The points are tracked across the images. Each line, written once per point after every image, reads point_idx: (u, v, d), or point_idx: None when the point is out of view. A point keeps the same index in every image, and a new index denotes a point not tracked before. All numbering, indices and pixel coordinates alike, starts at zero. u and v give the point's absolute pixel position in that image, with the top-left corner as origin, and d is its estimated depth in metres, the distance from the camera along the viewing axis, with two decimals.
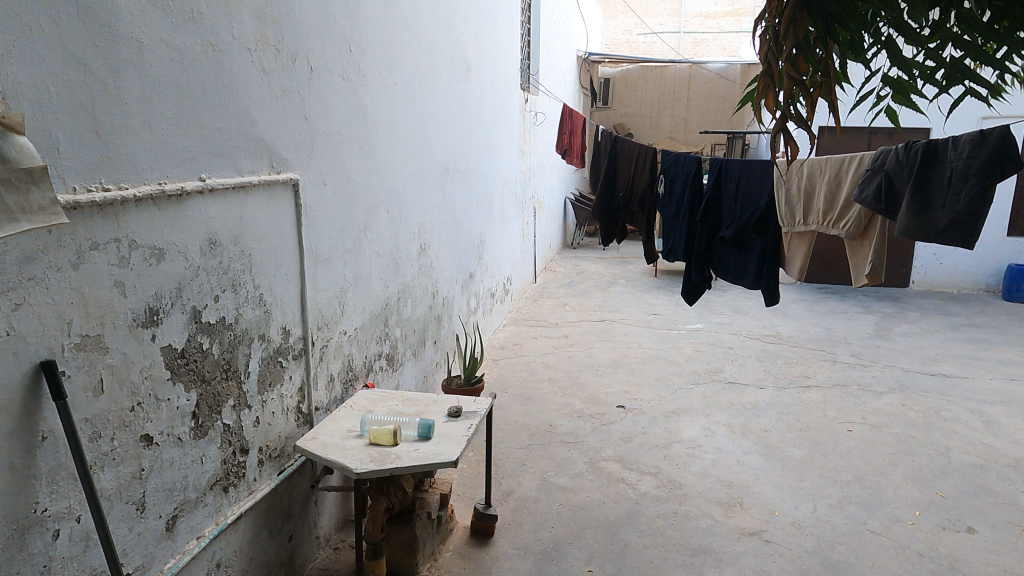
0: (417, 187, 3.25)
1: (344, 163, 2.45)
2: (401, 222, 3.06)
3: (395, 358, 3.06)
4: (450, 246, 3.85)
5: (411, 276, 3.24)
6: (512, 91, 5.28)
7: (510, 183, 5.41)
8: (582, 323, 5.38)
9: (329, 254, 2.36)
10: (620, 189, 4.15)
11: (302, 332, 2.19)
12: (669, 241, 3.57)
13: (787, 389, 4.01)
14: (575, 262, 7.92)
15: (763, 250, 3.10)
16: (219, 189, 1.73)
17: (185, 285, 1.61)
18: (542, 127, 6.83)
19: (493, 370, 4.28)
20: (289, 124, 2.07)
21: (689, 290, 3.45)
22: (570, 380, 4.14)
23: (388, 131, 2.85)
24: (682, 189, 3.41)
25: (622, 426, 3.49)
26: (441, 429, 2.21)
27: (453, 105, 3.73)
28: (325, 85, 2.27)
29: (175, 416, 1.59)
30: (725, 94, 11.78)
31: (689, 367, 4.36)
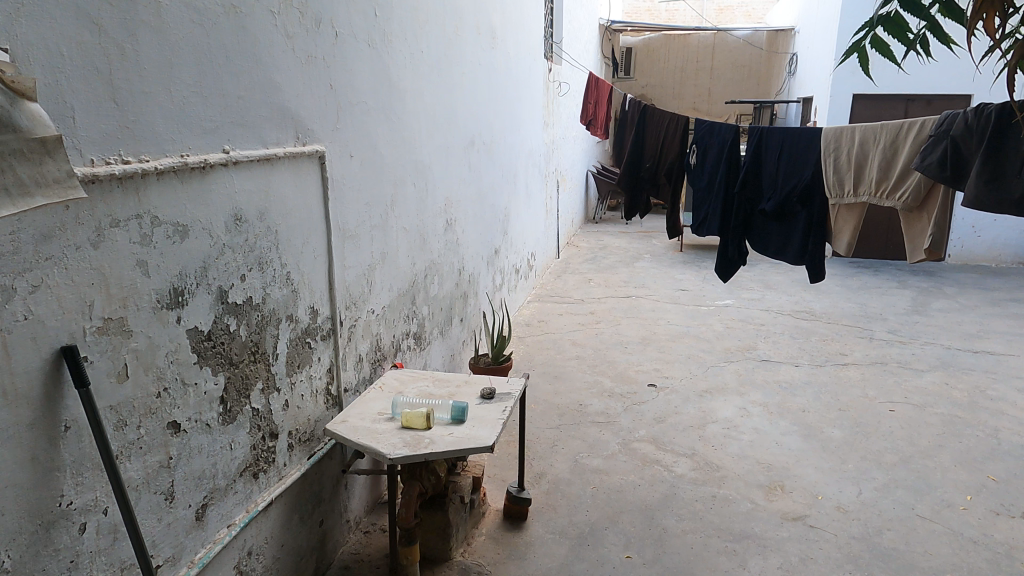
0: (443, 160, 3.13)
1: (370, 135, 2.34)
2: (428, 196, 2.96)
3: (422, 337, 2.98)
4: (476, 221, 3.75)
5: (438, 253, 3.14)
6: (536, 60, 5.13)
7: (534, 156, 5.28)
8: (608, 300, 5.27)
9: (356, 231, 2.27)
10: (647, 160, 4.00)
11: (331, 312, 2.11)
12: (700, 214, 3.42)
13: (823, 367, 3.88)
14: (599, 237, 7.79)
15: (808, 223, 2.96)
16: (244, 162, 1.64)
17: (210, 264, 1.53)
18: (565, 98, 6.66)
19: (520, 348, 4.20)
20: (314, 93, 1.96)
21: (725, 266, 3.31)
22: (599, 358, 4.04)
23: (414, 101, 2.73)
24: (716, 159, 3.25)
25: (654, 406, 3.40)
26: (475, 412, 2.12)
27: (478, 73, 3.60)
28: (350, 51, 2.16)
29: (203, 401, 1.52)
30: (750, 62, 11.47)
31: (721, 344, 4.24)
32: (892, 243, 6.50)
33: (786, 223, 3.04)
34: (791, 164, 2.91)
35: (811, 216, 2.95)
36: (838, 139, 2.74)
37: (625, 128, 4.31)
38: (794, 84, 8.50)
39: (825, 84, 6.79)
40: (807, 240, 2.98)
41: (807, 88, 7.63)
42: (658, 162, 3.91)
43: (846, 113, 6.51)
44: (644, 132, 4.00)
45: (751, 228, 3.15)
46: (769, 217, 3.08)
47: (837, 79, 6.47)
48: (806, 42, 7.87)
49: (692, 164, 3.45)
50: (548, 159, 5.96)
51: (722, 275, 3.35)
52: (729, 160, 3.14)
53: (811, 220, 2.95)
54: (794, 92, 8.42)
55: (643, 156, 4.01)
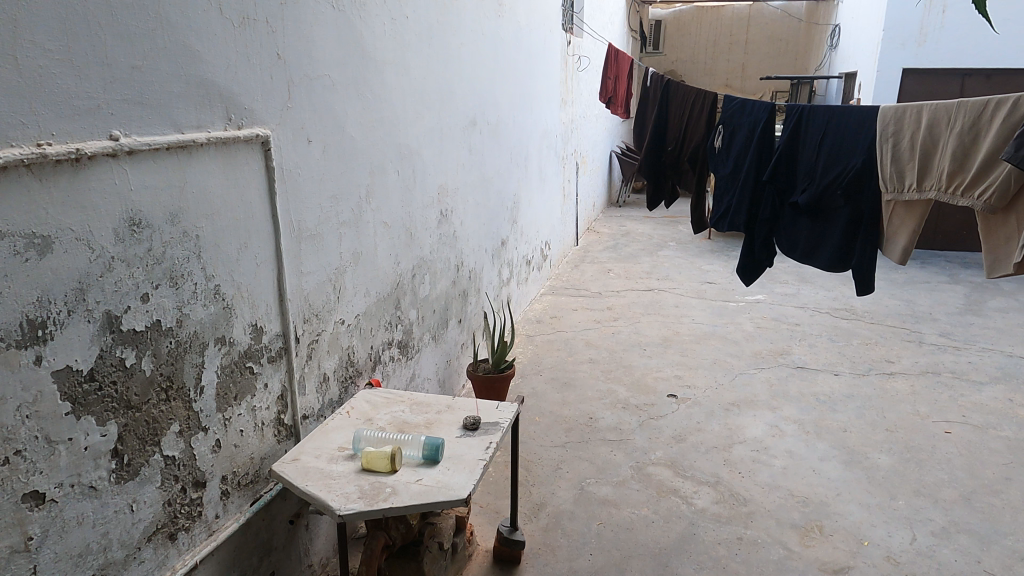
0: (435, 143, 2.76)
1: (336, 115, 1.97)
2: (416, 185, 2.59)
3: (409, 345, 2.64)
4: (478, 211, 3.37)
5: (430, 249, 2.79)
6: (553, 31, 4.69)
7: (549, 138, 4.88)
8: (628, 293, 4.87)
9: (316, 230, 1.92)
10: (670, 143, 3.58)
11: (281, 328, 1.77)
12: (720, 206, 3.02)
13: (866, 377, 3.46)
14: (622, 222, 7.36)
15: (851, 222, 2.52)
16: (145, 151, 1.29)
17: (90, 283, 1.19)
18: (586, 73, 6.21)
19: (528, 349, 3.84)
20: (254, 65, 1.60)
21: (750, 268, 2.93)
22: (614, 362, 3.66)
23: (397, 75, 2.35)
24: (744, 142, 2.85)
25: (674, 422, 3.02)
26: (452, 451, 1.77)
27: (480, 44, 3.21)
28: (306, 14, 1.79)
29: (84, 459, 1.19)
30: (786, 35, 10.84)
31: (751, 348, 3.83)
32: (940, 233, 5.97)
33: (823, 222, 2.62)
34: (834, 151, 2.47)
35: (855, 214, 2.50)
36: (898, 120, 2.27)
37: (647, 107, 3.87)
38: (835, 58, 7.91)
39: (871, 57, 6.23)
40: (849, 243, 2.55)
41: (851, 63, 7.05)
42: (681, 146, 3.49)
43: (893, 90, 5.95)
44: (668, 112, 3.58)
45: (783, 226, 2.76)
46: (803, 214, 2.67)
47: (885, 51, 5.91)
48: (850, 13, 7.26)
49: (719, 149, 3.04)
50: (566, 139, 5.54)
51: (747, 279, 2.97)
52: (759, 142, 2.74)
53: (855, 219, 2.51)
54: (836, 67, 7.83)
55: (666, 139, 3.60)
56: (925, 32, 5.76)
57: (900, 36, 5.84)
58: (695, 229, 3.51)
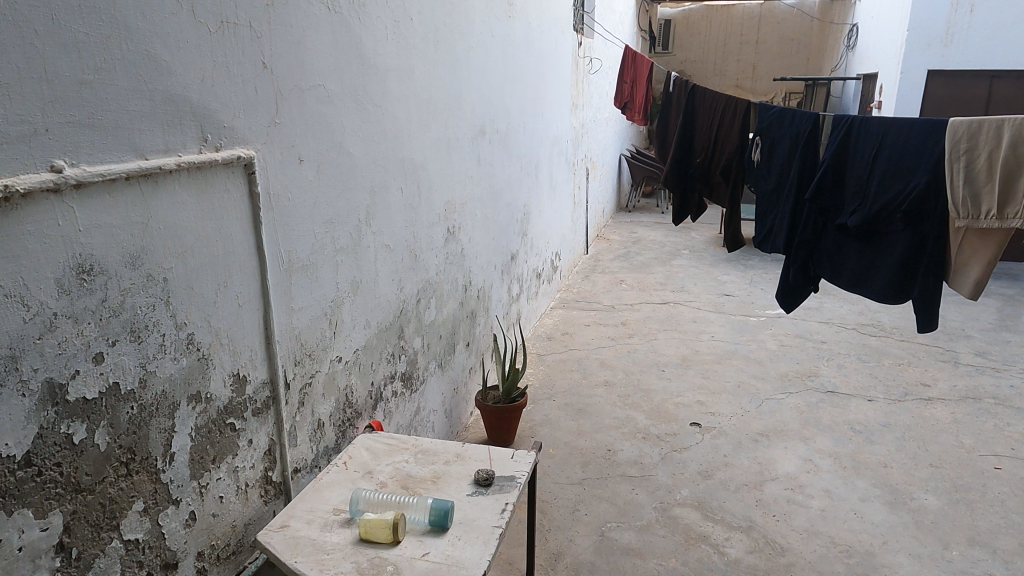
0: (442, 155, 2.54)
1: (332, 129, 1.76)
2: (421, 202, 2.38)
3: (413, 377, 2.42)
4: (488, 225, 3.16)
5: (437, 270, 2.57)
6: (565, 32, 4.49)
7: (560, 144, 4.66)
8: (642, 307, 4.65)
9: (310, 260, 1.70)
10: (698, 154, 3.36)
11: (268, 375, 1.55)
12: (760, 224, 2.84)
13: (902, 403, 3.23)
14: (632, 228, 7.13)
15: (909, 249, 2.29)
16: (97, 183, 1.07)
17: (25, 348, 0.97)
18: (597, 76, 5.99)
19: (539, 370, 3.62)
20: (234, 75, 1.38)
21: (789, 293, 2.74)
22: (632, 385, 3.44)
23: (401, 83, 2.14)
24: (786, 156, 2.65)
25: (699, 455, 2.80)
26: (463, 514, 1.55)
27: (490, 48, 2.99)
28: (297, 19, 1.57)
29: (18, 562, 0.97)
30: (799, 34, 10.60)
31: (776, 369, 3.61)
32: None
33: (876, 247, 2.40)
34: (889, 169, 2.25)
35: (914, 239, 2.27)
36: (974, 135, 2.04)
37: (672, 115, 3.65)
38: (853, 59, 7.67)
39: (894, 59, 5.98)
40: (907, 272, 2.32)
41: (870, 64, 6.82)
42: (711, 158, 3.28)
43: (918, 94, 5.71)
44: (697, 121, 3.37)
45: (828, 249, 2.56)
46: (853, 237, 2.46)
47: (909, 52, 5.67)
48: (869, 11, 7.02)
49: (758, 164, 2.84)
50: (577, 145, 5.33)
51: (787, 306, 2.78)
52: (804, 157, 2.53)
53: (914, 246, 2.27)
54: (853, 68, 7.60)
55: (695, 150, 3.39)
56: (951, 33, 5.52)
57: (925, 37, 5.60)
58: (729, 247, 3.29)
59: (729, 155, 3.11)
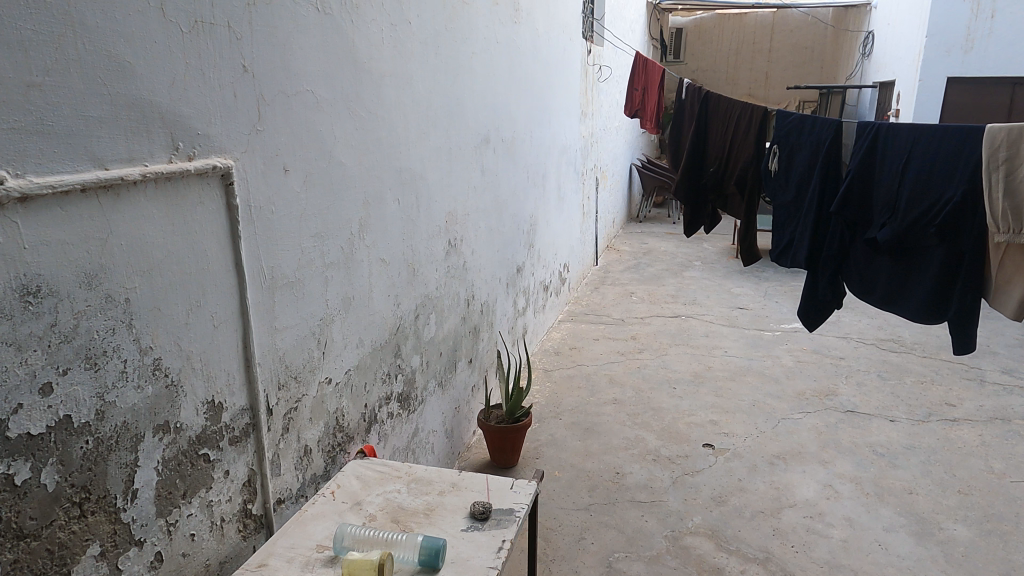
0: (443, 165, 2.44)
1: (321, 137, 1.65)
2: (420, 213, 2.27)
3: (411, 397, 2.31)
4: (492, 237, 3.05)
5: (437, 284, 2.47)
6: (573, 39, 4.39)
7: (569, 153, 4.55)
8: (653, 320, 4.51)
9: (295, 277, 1.59)
10: (713, 164, 3.24)
11: (248, 401, 1.44)
12: (779, 238, 2.71)
13: (926, 424, 3.07)
14: (643, 239, 7.01)
15: (946, 264, 2.15)
16: (46, 196, 0.97)
17: None
18: (608, 84, 5.88)
19: (545, 387, 3.50)
20: (210, 79, 1.28)
21: (812, 310, 2.61)
22: (641, 403, 3.31)
23: (398, 89, 2.03)
24: (805, 166, 2.52)
25: (712, 479, 2.66)
26: (456, 553, 1.43)
27: (495, 54, 2.89)
28: (283, 20, 1.47)
29: None
30: (813, 42, 10.46)
31: (792, 387, 3.46)
32: None
33: (909, 262, 2.27)
34: (921, 179, 2.11)
35: (951, 254, 2.13)
36: (1014, 144, 1.89)
37: (683, 123, 3.53)
38: (869, 66, 7.53)
39: (912, 66, 5.84)
40: (945, 290, 2.18)
41: (887, 72, 6.68)
42: (726, 167, 3.15)
43: (938, 102, 5.56)
44: (711, 129, 3.25)
45: (855, 265, 2.43)
46: (883, 252, 2.32)
47: (928, 59, 5.53)
48: (885, 18, 6.89)
49: (775, 173, 2.71)
50: (586, 154, 5.22)
51: (808, 324, 2.65)
52: (824, 167, 2.40)
53: (950, 261, 2.14)
54: (869, 76, 7.46)
55: (709, 159, 3.26)
56: (972, 39, 5.38)
57: (945, 43, 5.46)
58: (744, 260, 3.15)
59: (744, 165, 2.98)
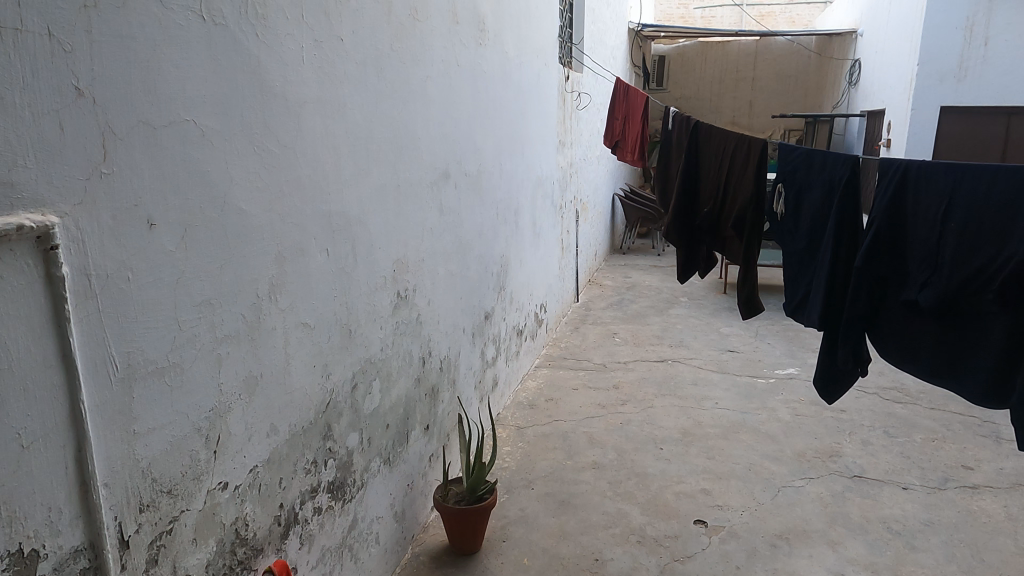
0: (390, 206, 2.10)
1: (210, 181, 1.30)
2: (359, 264, 1.92)
3: (348, 484, 1.92)
4: (454, 283, 2.70)
5: (383, 345, 2.10)
6: (548, 65, 4.10)
7: (545, 186, 4.24)
8: (637, 365, 4.16)
9: (169, 360, 1.22)
10: (706, 203, 2.94)
11: (84, 539, 1.05)
12: (791, 292, 2.40)
13: (944, 492, 2.73)
14: (626, 272, 6.69)
15: (1010, 335, 1.80)
16: None
17: None
18: (588, 112, 5.61)
19: (517, 448, 3.12)
20: (16, 104, 0.92)
21: (832, 379, 2.30)
22: (625, 468, 2.94)
23: (326, 119, 1.70)
24: (818, 208, 2.24)
25: (706, 567, 2.29)
26: None
27: (456, 80, 2.58)
28: (146, 32, 1.13)
29: None
30: (795, 71, 10.37)
31: (791, 447, 3.11)
32: None
33: (960, 329, 1.94)
34: (971, 230, 1.80)
35: (1017, 323, 1.78)
36: None
37: (670, 157, 3.23)
38: (856, 95, 7.35)
39: (903, 95, 5.63)
40: (1010, 365, 1.83)
41: (875, 100, 6.48)
42: (721, 207, 2.86)
43: (931, 131, 5.34)
44: (703, 164, 2.95)
45: (888, 329, 2.10)
46: (926, 316, 2.00)
47: (920, 88, 5.31)
48: (872, 47, 6.74)
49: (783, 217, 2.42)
50: (565, 185, 4.92)
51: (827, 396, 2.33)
52: (842, 210, 2.12)
53: (1016, 332, 1.80)
54: (856, 104, 7.27)
55: (702, 198, 2.97)
56: (966, 67, 5.20)
57: (938, 71, 5.25)
58: (745, 314, 2.86)
59: (741, 205, 2.68)
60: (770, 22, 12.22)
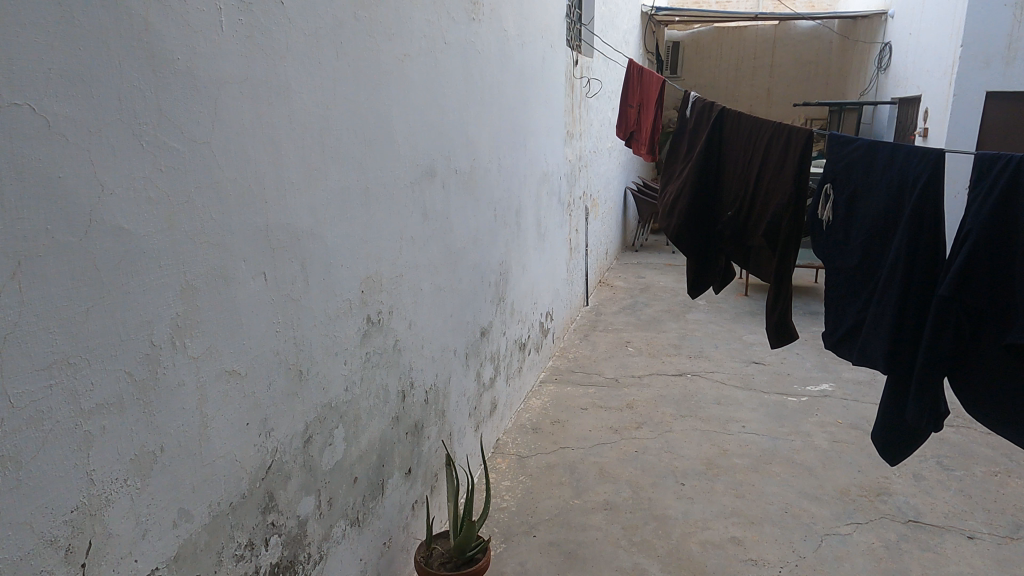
0: (357, 212, 1.71)
1: (66, 191, 0.92)
2: (313, 287, 1.53)
3: (301, 561, 1.54)
4: (442, 299, 2.31)
5: (349, 382, 1.72)
6: (555, 47, 3.69)
7: (551, 181, 3.84)
8: (653, 380, 3.76)
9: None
10: (728, 206, 2.56)
11: None
12: (838, 323, 2.11)
13: (1018, 543, 2.33)
14: (639, 272, 6.28)
15: None
16: None
17: None
18: (598, 100, 5.19)
19: (518, 483, 2.74)
20: None
21: (895, 430, 2.01)
22: (642, 510, 2.55)
23: (260, 106, 1.31)
24: (881, 219, 1.93)
25: None
26: None
27: (443, 60, 2.18)
28: None
29: None
30: (816, 57, 9.87)
31: (832, 483, 2.71)
32: None
33: None
34: None
35: None
36: None
37: (683, 152, 2.82)
38: (886, 81, 6.87)
39: (942, 80, 5.17)
40: None
41: (909, 86, 6.02)
42: (747, 211, 2.47)
43: (974, 119, 4.89)
44: (728, 161, 2.57)
45: (976, 372, 1.79)
46: None
47: (963, 71, 4.86)
48: (905, 28, 6.27)
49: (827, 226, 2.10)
50: (574, 181, 4.51)
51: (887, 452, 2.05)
52: (915, 223, 1.81)
53: None
54: (887, 90, 6.79)
55: (723, 200, 2.58)
56: (1015, 48, 4.74)
57: (983, 53, 4.79)
58: (775, 342, 2.46)
59: (773, 209, 2.31)
60: (789, 6, 11.71)
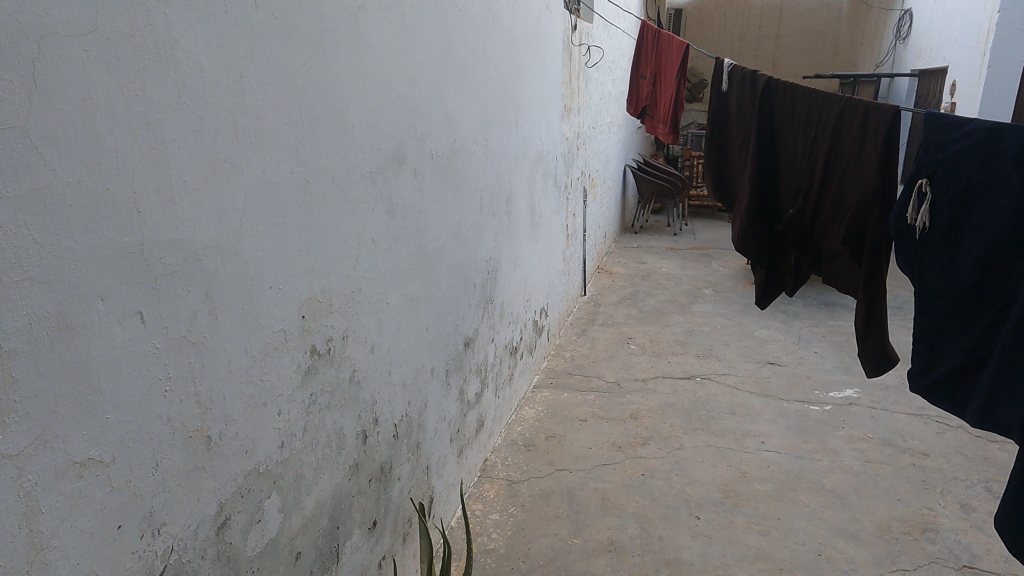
0: (292, 215, 1.30)
1: None
2: (224, 322, 1.13)
3: None
4: (416, 312, 1.91)
5: (286, 436, 1.33)
6: (551, 10, 3.25)
7: (547, 162, 3.42)
8: (659, 385, 3.39)
9: None
10: (788, 206, 2.28)
11: None
12: (936, 364, 1.76)
13: None
14: (639, 257, 5.88)
15: None
16: None
17: None
18: (598, 71, 4.75)
19: (507, 515, 2.37)
20: None
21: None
22: (652, 552, 2.18)
23: (119, 71, 0.89)
24: (1001, 228, 1.56)
25: None
26: None
27: (413, 16, 1.75)
28: None
29: None
30: (825, 27, 9.41)
31: (869, 516, 2.35)
32: None
33: None
34: None
35: None
36: None
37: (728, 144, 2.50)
38: (906, 51, 6.42)
39: (977, 49, 4.72)
40: None
41: (934, 57, 5.58)
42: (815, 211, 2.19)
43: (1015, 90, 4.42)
44: (782, 148, 2.27)
45: None
46: None
47: (1000, 40, 4.42)
48: None
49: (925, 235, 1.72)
50: (571, 161, 4.09)
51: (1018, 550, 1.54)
52: None
53: None
54: (906, 62, 6.35)
55: (783, 199, 2.30)
56: None
57: None
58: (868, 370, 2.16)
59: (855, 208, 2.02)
60: None
